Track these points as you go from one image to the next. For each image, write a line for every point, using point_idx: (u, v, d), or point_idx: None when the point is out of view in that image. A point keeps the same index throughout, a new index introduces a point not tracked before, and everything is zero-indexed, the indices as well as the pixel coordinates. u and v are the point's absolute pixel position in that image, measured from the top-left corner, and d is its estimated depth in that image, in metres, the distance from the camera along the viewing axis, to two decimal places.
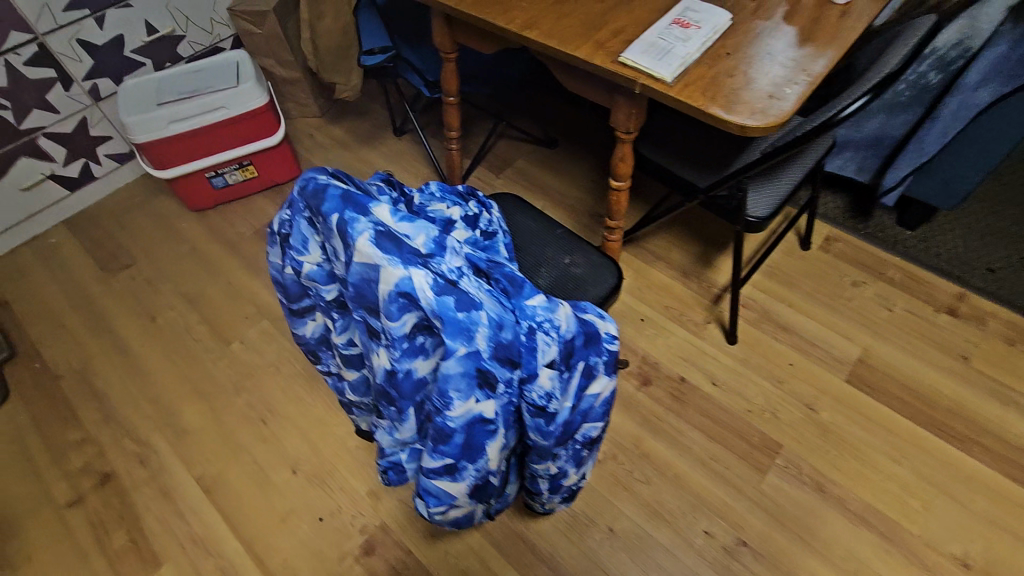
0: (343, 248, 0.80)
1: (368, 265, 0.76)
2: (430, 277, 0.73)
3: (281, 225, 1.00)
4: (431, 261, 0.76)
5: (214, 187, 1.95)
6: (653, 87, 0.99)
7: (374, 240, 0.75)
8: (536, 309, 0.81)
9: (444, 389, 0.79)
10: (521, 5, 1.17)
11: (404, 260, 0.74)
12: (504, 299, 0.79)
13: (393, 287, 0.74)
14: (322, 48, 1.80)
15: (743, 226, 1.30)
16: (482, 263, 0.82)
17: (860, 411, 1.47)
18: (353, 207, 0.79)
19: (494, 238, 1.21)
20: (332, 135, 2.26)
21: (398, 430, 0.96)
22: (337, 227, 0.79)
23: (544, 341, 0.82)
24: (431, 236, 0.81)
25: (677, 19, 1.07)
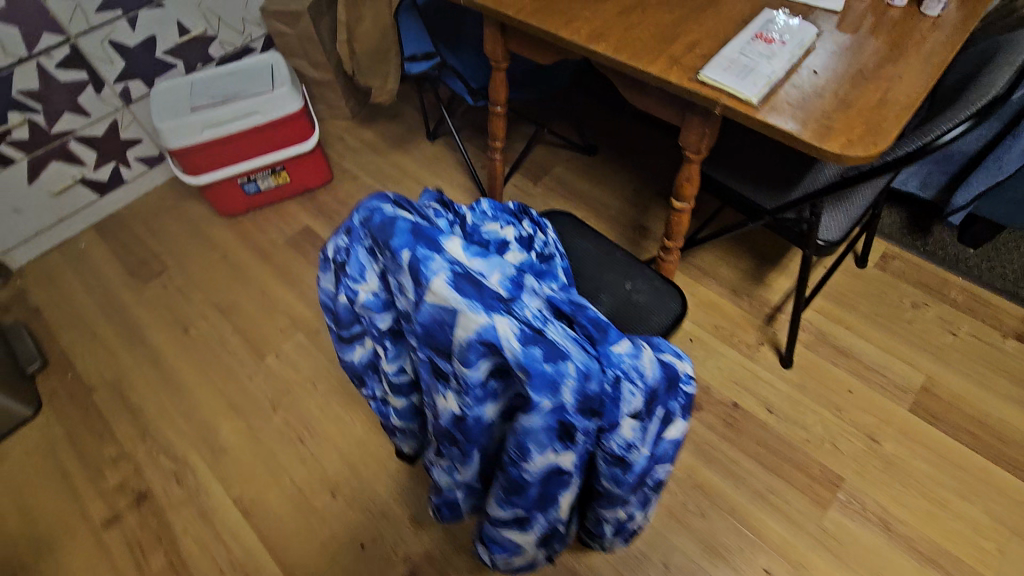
0: (414, 286, 0.74)
1: (445, 309, 0.70)
2: (515, 325, 0.67)
3: (336, 251, 0.95)
4: (514, 305, 0.70)
5: (246, 194, 1.90)
6: (737, 109, 0.91)
7: (453, 282, 0.69)
8: (623, 356, 0.74)
9: (523, 442, 0.73)
10: (584, 15, 1.10)
11: (486, 305, 0.68)
12: (590, 346, 0.72)
13: (473, 334, 0.68)
14: (360, 51, 1.74)
15: (811, 250, 1.24)
16: (563, 304, 0.75)
17: (926, 443, 1.40)
18: (426, 244, 0.73)
19: (552, 261, 1.15)
20: (364, 138, 2.19)
21: (459, 471, 0.91)
22: (408, 264, 0.73)
23: (629, 391, 0.75)
24: (508, 274, 0.75)
25: (760, 33, 0.99)
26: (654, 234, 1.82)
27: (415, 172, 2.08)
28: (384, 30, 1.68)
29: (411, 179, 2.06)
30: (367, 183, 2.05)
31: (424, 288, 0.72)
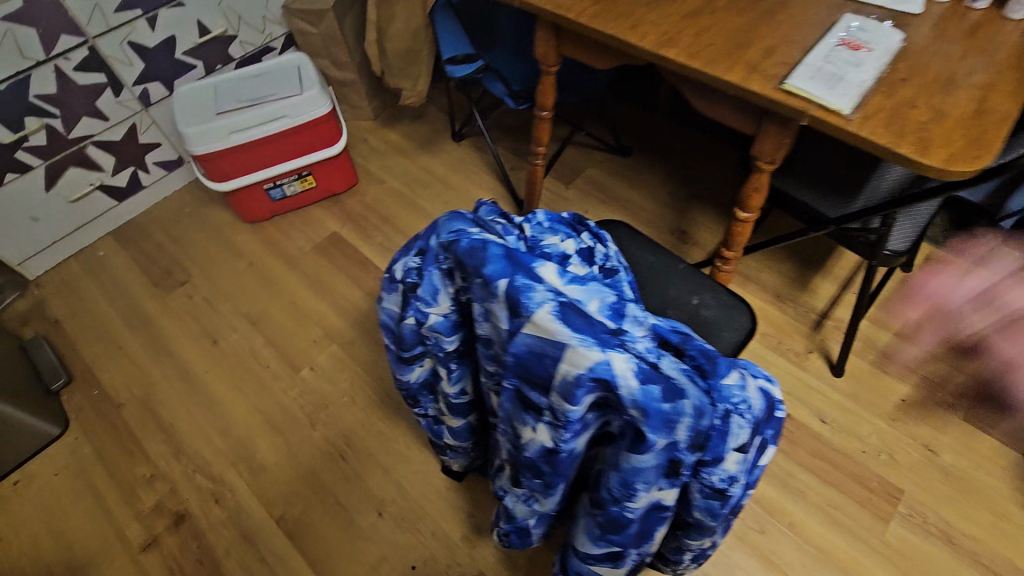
0: (511, 316, 0.70)
1: (551, 342, 0.66)
2: (632, 362, 0.63)
3: (404, 271, 0.90)
4: (624, 338, 0.66)
5: (271, 199, 1.84)
6: (828, 120, 0.87)
7: (559, 314, 0.65)
8: (733, 389, 0.70)
9: (629, 478, 0.70)
10: (651, 19, 1.05)
11: (599, 340, 0.64)
12: (702, 379, 0.68)
13: (585, 370, 0.64)
14: (391, 52, 1.68)
15: (876, 259, 1.21)
16: (668, 332, 0.71)
17: (984, 453, 1.38)
18: (525, 272, 0.69)
19: (616, 275, 1.11)
20: (388, 139, 2.13)
21: (539, 501, 0.88)
22: (506, 294, 0.69)
23: (738, 425, 0.71)
24: (607, 302, 0.71)
25: (843, 38, 0.95)
26: (693, 239, 1.79)
27: (443, 175, 2.02)
28: (417, 30, 1.63)
29: (440, 183, 2.00)
30: (395, 187, 1.99)
31: (525, 319, 0.68)
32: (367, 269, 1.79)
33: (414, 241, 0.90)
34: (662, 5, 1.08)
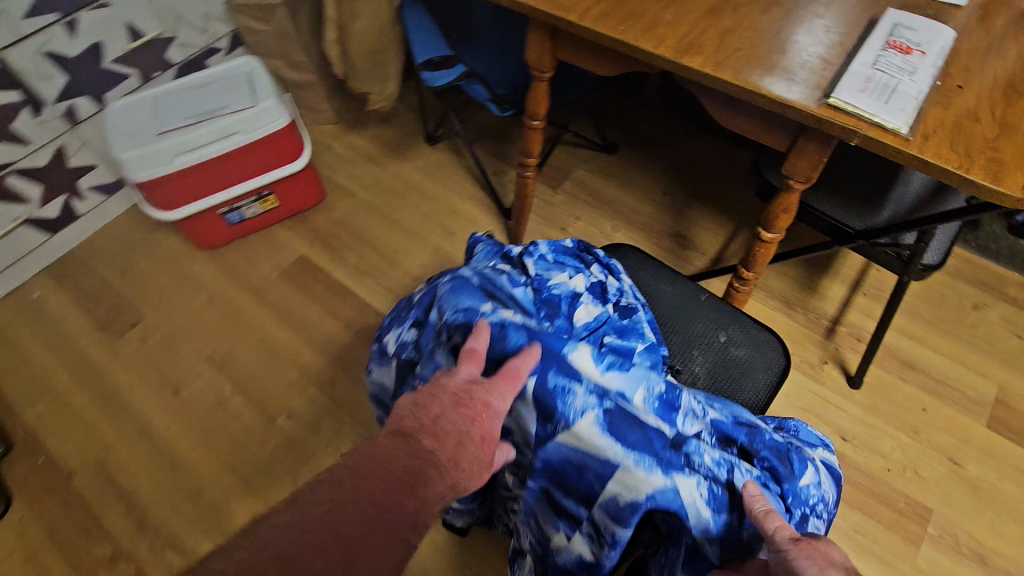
0: (542, 421, 0.69)
1: (597, 458, 0.66)
2: (694, 484, 0.64)
3: (398, 346, 0.91)
4: (686, 451, 0.67)
5: (228, 224, 1.65)
6: (884, 141, 0.75)
7: (605, 423, 0.66)
8: (810, 490, 0.76)
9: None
10: (665, 20, 0.91)
11: (660, 461, 0.64)
12: (778, 484, 0.73)
13: (644, 493, 0.64)
14: (354, 53, 1.49)
15: (906, 275, 1.12)
16: (734, 432, 0.77)
17: (1011, 463, 1.32)
18: (558, 368, 0.69)
19: (634, 315, 0.99)
20: (354, 145, 1.94)
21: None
22: (538, 396, 0.69)
23: (815, 525, 0.75)
24: (653, 391, 0.74)
25: (890, 40, 0.82)
26: (693, 244, 1.67)
27: (418, 183, 1.85)
28: (383, 28, 1.44)
29: (415, 192, 1.83)
30: (366, 200, 1.81)
31: (563, 426, 0.67)
32: (342, 296, 1.62)
33: (411, 310, 0.93)
34: (676, 3, 0.93)
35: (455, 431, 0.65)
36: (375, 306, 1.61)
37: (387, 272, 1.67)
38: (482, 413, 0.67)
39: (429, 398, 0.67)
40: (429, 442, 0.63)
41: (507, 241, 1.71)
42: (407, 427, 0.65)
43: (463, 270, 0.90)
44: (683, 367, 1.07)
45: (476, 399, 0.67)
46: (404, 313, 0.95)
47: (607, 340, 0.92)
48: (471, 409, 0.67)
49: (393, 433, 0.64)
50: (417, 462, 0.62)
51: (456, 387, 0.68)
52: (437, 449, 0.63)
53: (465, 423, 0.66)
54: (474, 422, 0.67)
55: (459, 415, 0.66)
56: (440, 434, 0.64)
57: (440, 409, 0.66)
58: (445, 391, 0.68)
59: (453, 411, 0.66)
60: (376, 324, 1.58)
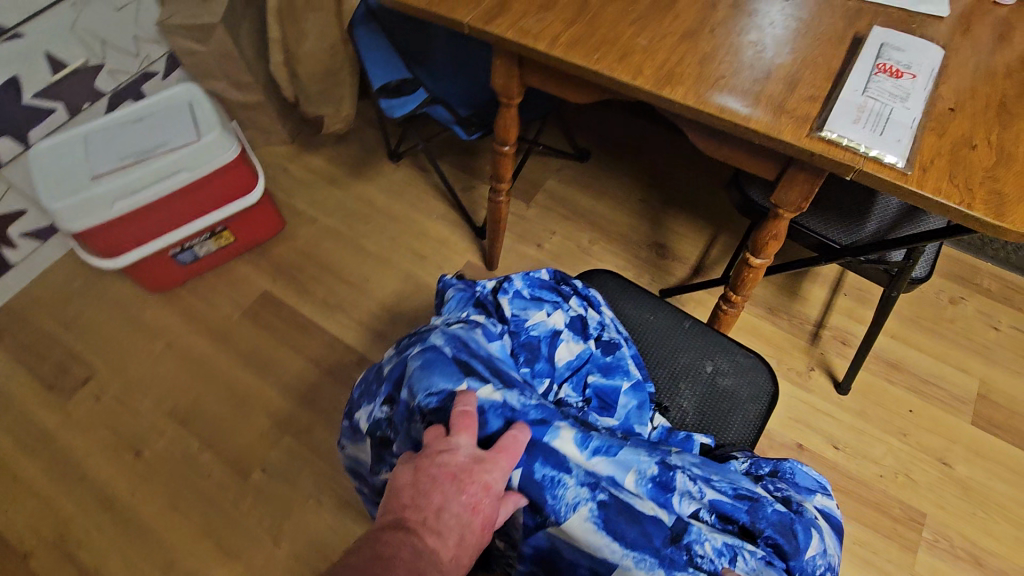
0: (530, 512, 0.73)
1: (594, 556, 0.69)
2: None
3: (371, 421, 0.90)
4: (682, 540, 0.70)
5: (181, 264, 1.53)
6: (883, 175, 0.71)
7: (598, 518, 0.69)
8: (816, 560, 0.75)
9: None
10: (641, 46, 0.84)
11: (662, 559, 0.68)
12: (783, 562, 0.73)
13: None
14: (305, 76, 1.39)
15: (893, 289, 1.09)
16: (733, 511, 0.76)
17: (997, 459, 1.34)
18: (543, 460, 0.74)
19: (616, 350, 1.01)
20: (312, 166, 1.83)
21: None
22: (525, 487, 0.73)
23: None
24: (647, 474, 0.76)
25: (879, 63, 0.78)
26: (673, 253, 1.63)
27: (383, 204, 1.76)
28: (334, 48, 1.34)
29: (382, 215, 1.74)
30: (330, 227, 1.71)
31: (553, 521, 0.71)
32: (312, 333, 1.54)
33: (379, 384, 0.92)
34: (651, 27, 0.87)
35: (456, 525, 0.70)
36: (348, 342, 1.52)
37: (358, 304, 1.59)
38: (480, 501, 0.71)
39: (430, 484, 0.72)
40: (433, 539, 0.68)
41: (482, 262, 1.65)
42: (411, 520, 0.70)
43: (432, 335, 0.90)
44: (671, 405, 1.04)
45: (475, 482, 0.71)
46: (373, 389, 0.94)
47: (591, 379, 0.99)
48: (471, 494, 0.71)
49: (395, 525, 0.69)
50: (418, 557, 0.66)
51: (455, 468, 0.72)
52: (440, 546, 0.68)
53: (465, 514, 0.70)
54: (474, 509, 0.71)
55: (461, 504, 0.71)
56: (443, 529, 0.69)
57: (443, 498, 0.71)
58: (444, 474, 0.72)
59: (454, 501, 0.71)
60: (350, 362, 1.50)
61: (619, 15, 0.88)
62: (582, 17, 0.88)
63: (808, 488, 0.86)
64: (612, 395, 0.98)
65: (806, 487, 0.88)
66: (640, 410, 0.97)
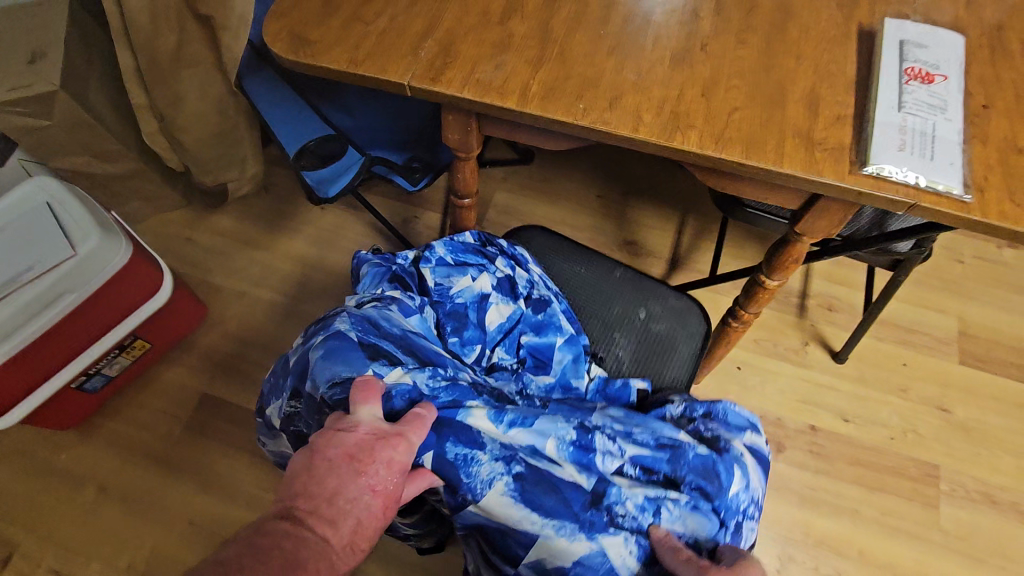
0: (450, 494, 0.63)
1: (516, 530, 0.63)
2: (619, 539, 0.64)
3: (282, 419, 0.69)
4: (605, 500, 0.66)
5: (90, 393, 1.26)
6: (942, 209, 0.62)
7: (514, 491, 0.62)
8: (740, 496, 0.73)
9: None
10: (630, 83, 0.70)
11: (582, 524, 0.63)
12: (709, 504, 0.70)
13: (570, 561, 0.63)
14: (191, 143, 1.13)
15: (897, 271, 1.04)
16: (655, 462, 0.73)
17: (987, 394, 1.38)
18: (456, 438, 0.64)
19: (548, 308, 0.91)
20: (221, 228, 1.55)
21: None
22: (439, 470, 0.62)
23: (749, 529, 0.74)
24: (566, 439, 0.70)
25: (906, 66, 0.68)
26: (645, 249, 1.53)
27: (317, 258, 1.53)
28: (221, 102, 1.08)
29: (318, 271, 1.51)
30: (262, 298, 1.48)
31: (472, 500, 0.62)
32: None
33: (286, 377, 0.71)
34: (633, 55, 0.72)
35: (354, 512, 0.51)
36: None
37: None
38: (384, 476, 0.55)
39: (324, 468, 0.53)
40: (324, 531, 0.50)
41: None
42: (298, 510, 0.50)
43: (336, 320, 0.72)
44: (606, 355, 0.96)
45: (379, 459, 0.55)
46: (280, 381, 0.72)
47: (525, 340, 0.89)
48: (371, 472, 0.54)
49: (277, 517, 0.50)
50: (303, 553, 0.48)
51: (352, 444, 0.55)
52: (332, 538, 0.50)
53: (365, 495, 0.53)
54: (375, 489, 0.54)
55: (360, 486, 0.53)
56: (339, 517, 0.51)
57: (336, 481, 0.52)
58: (340, 454, 0.54)
59: (353, 483, 0.53)
60: None
61: (592, 44, 0.73)
62: (548, 53, 0.72)
63: (738, 427, 0.81)
64: (547, 352, 0.89)
65: (736, 425, 0.83)
66: (577, 365, 0.90)
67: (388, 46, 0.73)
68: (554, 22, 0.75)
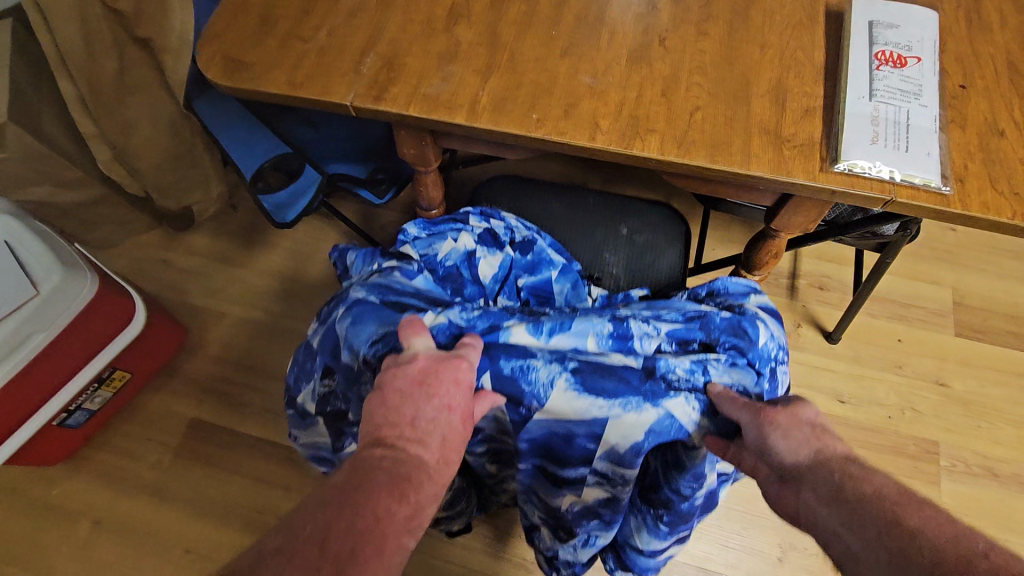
0: (513, 407, 0.59)
1: (584, 422, 0.58)
2: (685, 401, 0.57)
3: (318, 402, 0.73)
4: (660, 372, 0.60)
5: (74, 430, 1.23)
6: (919, 204, 0.58)
7: (577, 383, 0.56)
8: (770, 344, 0.67)
9: (698, 471, 0.63)
10: (586, 87, 0.66)
11: (646, 395, 0.56)
12: (746, 359, 0.64)
13: (641, 435, 0.57)
14: (149, 167, 1.09)
15: (884, 252, 1.01)
16: (688, 331, 0.66)
17: (985, 364, 1.36)
18: (506, 354, 0.58)
19: (535, 247, 0.86)
20: (196, 248, 1.52)
21: (602, 536, 0.78)
22: (500, 388, 0.58)
23: (783, 373, 0.69)
24: (602, 331, 0.64)
25: (876, 50, 0.64)
26: None
27: (297, 271, 1.50)
28: (175, 123, 1.04)
29: (300, 285, 1.48)
30: (244, 317, 1.45)
31: (538, 406, 0.57)
32: (265, 451, 1.32)
33: (313, 360, 0.73)
34: (588, 57, 0.68)
35: (438, 428, 0.53)
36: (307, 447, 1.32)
37: None
38: (456, 394, 0.55)
39: (398, 397, 0.54)
40: (417, 449, 0.52)
41: None
42: (387, 437, 0.52)
43: (353, 290, 0.69)
44: (602, 276, 0.95)
45: (445, 379, 0.55)
46: (308, 366, 0.74)
47: (522, 283, 0.84)
48: (442, 393, 0.54)
49: (373, 444, 0.52)
50: (405, 469, 0.50)
51: (416, 369, 0.55)
52: (426, 454, 0.52)
53: (444, 414, 0.54)
54: (451, 408, 0.55)
55: (435, 406, 0.54)
56: (425, 435, 0.53)
57: (414, 407, 0.53)
58: (409, 382, 0.54)
59: (428, 405, 0.54)
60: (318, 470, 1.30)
61: (544, 46, 0.69)
62: (498, 60, 0.68)
63: (742, 292, 0.75)
64: (546, 287, 0.85)
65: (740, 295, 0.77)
66: (578, 293, 0.86)
67: (328, 64, 0.69)
68: (503, 25, 0.71)
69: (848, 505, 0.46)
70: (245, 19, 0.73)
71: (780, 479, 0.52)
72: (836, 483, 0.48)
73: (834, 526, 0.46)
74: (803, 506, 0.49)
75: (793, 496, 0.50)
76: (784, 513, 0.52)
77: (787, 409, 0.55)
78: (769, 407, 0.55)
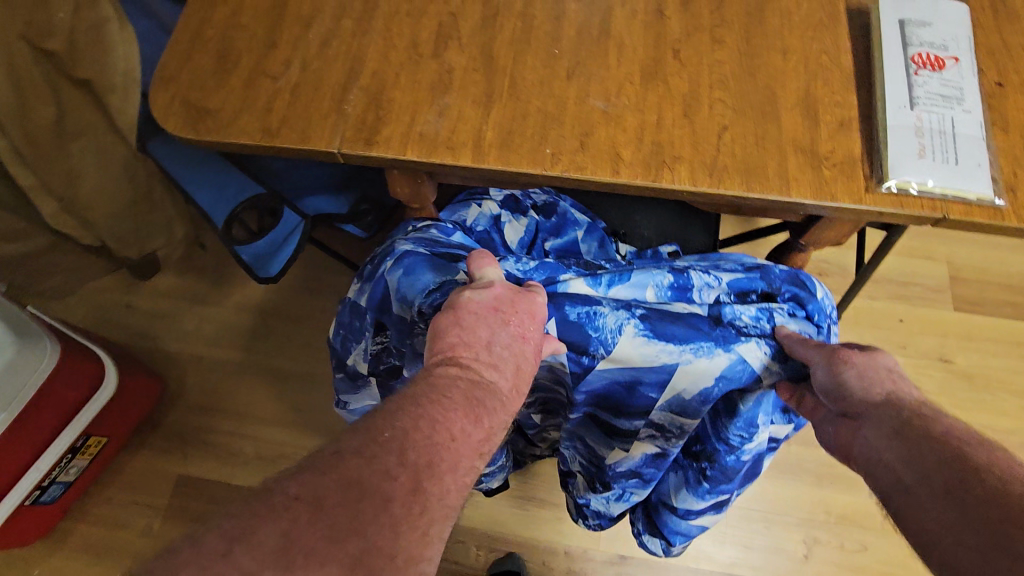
0: (575, 358, 0.54)
1: (651, 369, 0.53)
2: (757, 344, 0.52)
3: (371, 360, 0.67)
4: (727, 317, 0.54)
5: (49, 505, 1.13)
6: (972, 221, 0.54)
7: (647, 331, 0.51)
8: (829, 302, 0.61)
9: (752, 417, 0.56)
10: (600, 113, 0.59)
11: (717, 340, 0.51)
12: (806, 311, 0.58)
13: (712, 381, 0.53)
14: (104, 215, 0.98)
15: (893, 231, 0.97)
16: (750, 282, 0.59)
17: (985, 336, 1.36)
18: (572, 300, 0.53)
19: (558, 209, 0.82)
20: (162, 289, 1.41)
21: (636, 493, 0.76)
22: (564, 336, 0.53)
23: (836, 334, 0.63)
24: (663, 282, 0.58)
25: (912, 53, 0.59)
26: None
27: (277, 302, 1.40)
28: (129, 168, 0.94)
29: (280, 319, 1.39)
30: (223, 358, 1.35)
31: (603, 354, 0.53)
32: None
33: (361, 318, 0.65)
34: (597, 77, 0.61)
35: (512, 357, 0.49)
36: None
37: (298, 438, 1.28)
38: (533, 326, 0.50)
39: (471, 318, 0.50)
40: (490, 373, 0.48)
41: None
42: (462, 356, 0.48)
43: (399, 244, 0.63)
44: (630, 234, 0.85)
45: (523, 311, 0.50)
46: (355, 325, 0.67)
47: (549, 246, 0.79)
48: (519, 321, 0.50)
49: (443, 364, 0.48)
50: (478, 393, 0.46)
51: (490, 297, 0.51)
52: (500, 381, 0.48)
53: (520, 345, 0.49)
54: (526, 337, 0.50)
55: (510, 335, 0.49)
56: (499, 361, 0.49)
57: (488, 332, 0.49)
58: (484, 308, 0.50)
59: (503, 331, 0.49)
60: None
61: (548, 66, 0.62)
62: (498, 87, 0.61)
63: None
64: (573, 249, 0.80)
65: None
66: (605, 251, 0.81)
67: (305, 103, 0.61)
68: (498, 45, 0.63)
69: (912, 443, 0.43)
70: (200, 55, 0.64)
71: (840, 415, 0.49)
72: (904, 419, 0.45)
73: (887, 458, 0.44)
74: (859, 440, 0.47)
75: (851, 432, 0.48)
76: (835, 446, 0.49)
77: (864, 353, 0.51)
78: (842, 350, 0.52)
